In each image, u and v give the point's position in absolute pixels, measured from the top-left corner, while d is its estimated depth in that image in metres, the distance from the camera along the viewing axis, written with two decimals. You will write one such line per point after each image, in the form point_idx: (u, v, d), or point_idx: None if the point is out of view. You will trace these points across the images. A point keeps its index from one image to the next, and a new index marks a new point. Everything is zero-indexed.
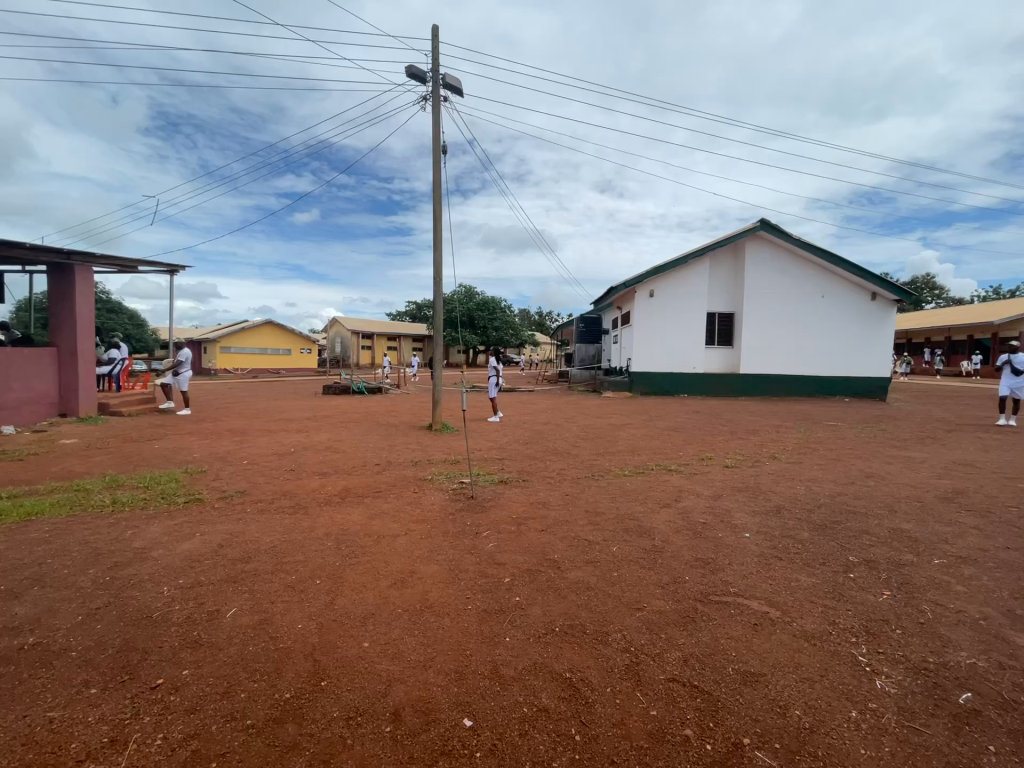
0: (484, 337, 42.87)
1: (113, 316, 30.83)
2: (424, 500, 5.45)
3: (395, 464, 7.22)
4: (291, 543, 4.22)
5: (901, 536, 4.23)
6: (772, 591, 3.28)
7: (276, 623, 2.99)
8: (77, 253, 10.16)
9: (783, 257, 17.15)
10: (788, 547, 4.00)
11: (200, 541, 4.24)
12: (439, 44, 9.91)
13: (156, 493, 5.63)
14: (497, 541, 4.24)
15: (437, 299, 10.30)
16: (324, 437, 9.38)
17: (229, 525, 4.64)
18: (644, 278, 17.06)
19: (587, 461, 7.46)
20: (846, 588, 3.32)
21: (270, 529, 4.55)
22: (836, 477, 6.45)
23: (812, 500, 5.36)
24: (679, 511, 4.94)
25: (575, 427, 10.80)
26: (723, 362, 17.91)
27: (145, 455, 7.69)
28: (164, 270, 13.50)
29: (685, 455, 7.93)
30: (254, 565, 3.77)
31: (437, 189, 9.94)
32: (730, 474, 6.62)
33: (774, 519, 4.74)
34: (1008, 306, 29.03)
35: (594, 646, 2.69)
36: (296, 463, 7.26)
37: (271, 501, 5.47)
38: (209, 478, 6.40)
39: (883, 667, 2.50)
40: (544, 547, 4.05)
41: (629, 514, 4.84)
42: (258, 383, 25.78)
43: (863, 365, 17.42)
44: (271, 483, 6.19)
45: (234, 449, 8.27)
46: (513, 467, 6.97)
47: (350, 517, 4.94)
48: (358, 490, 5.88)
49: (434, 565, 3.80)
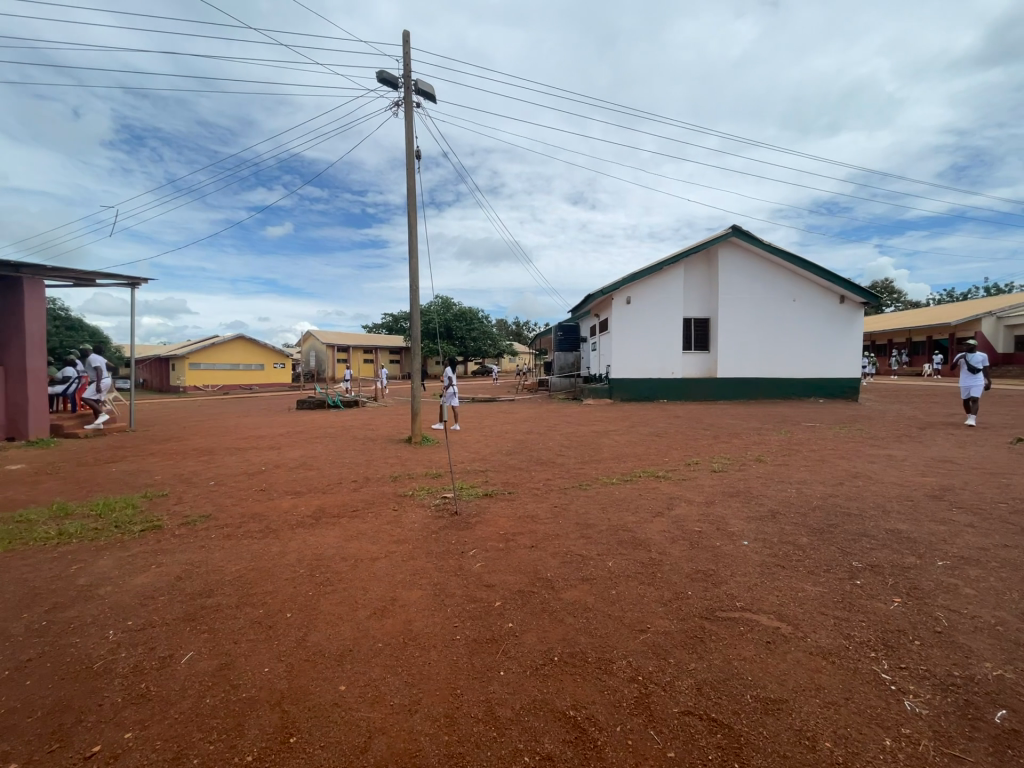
0: (462, 348, 42.61)
1: (73, 333, 29.38)
2: (405, 518, 5.14)
3: (372, 480, 6.85)
4: (260, 571, 3.86)
5: (901, 538, 4.11)
6: (781, 603, 3.10)
7: (239, 667, 2.64)
8: (26, 266, 9.52)
9: (756, 262, 17.45)
10: (789, 554, 3.84)
11: (156, 574, 3.83)
12: (410, 50, 9.72)
13: (110, 522, 5.14)
14: (485, 560, 3.95)
15: (414, 308, 10.02)
16: (297, 454, 8.91)
17: (190, 555, 4.23)
18: (622, 285, 17.09)
19: (574, 470, 7.22)
20: (855, 596, 3.17)
21: (236, 557, 4.16)
22: (824, 478, 6.38)
23: (806, 503, 5.23)
24: (673, 520, 4.74)
25: (559, 435, 10.57)
26: (701, 366, 18.05)
27: (100, 480, 7.11)
28: (124, 283, 12.84)
29: (672, 461, 7.77)
30: (216, 599, 3.39)
31: (412, 196, 9.71)
32: (720, 479, 6.47)
33: (770, 524, 4.58)
34: (963, 307, 30.40)
35: (597, 677, 2.44)
36: (266, 483, 6.80)
37: (238, 525, 5.05)
38: (170, 503, 5.91)
39: (910, 685, 2.33)
40: (536, 565, 3.79)
41: (623, 524, 4.63)
42: (230, 400, 24.99)
43: (835, 366, 17.80)
44: (239, 506, 5.75)
45: (200, 469, 7.75)
46: (498, 480, 6.69)
47: (325, 539, 4.59)
48: (333, 510, 5.49)
49: (418, 591, 3.49)
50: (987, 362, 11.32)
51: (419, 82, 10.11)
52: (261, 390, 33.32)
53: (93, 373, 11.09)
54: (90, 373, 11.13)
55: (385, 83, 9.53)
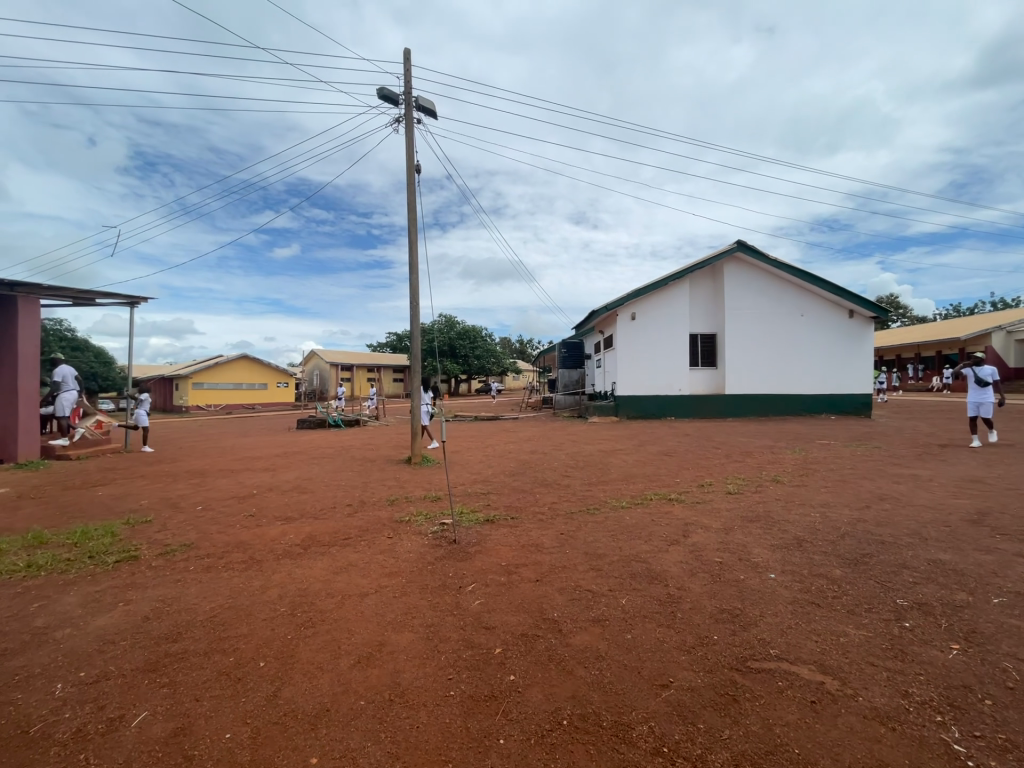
0: (466, 366, 42.46)
1: (77, 354, 29.42)
2: (399, 547, 4.75)
3: (367, 505, 6.47)
4: (237, 610, 3.50)
5: (946, 571, 3.70)
6: (821, 652, 2.70)
7: (197, 733, 2.28)
8: (21, 285, 9.38)
9: (761, 277, 17.22)
10: (824, 590, 3.43)
11: (123, 613, 3.48)
12: (411, 67, 9.71)
13: (83, 552, 4.79)
14: (484, 597, 3.59)
15: (415, 326, 9.77)
16: (292, 476, 8.56)
17: (164, 590, 3.89)
18: (626, 300, 16.86)
19: (581, 493, 6.81)
20: (906, 643, 2.78)
21: (212, 593, 3.81)
22: (849, 501, 5.94)
23: (834, 529, 4.81)
24: (690, 549, 4.35)
25: (564, 455, 10.16)
26: (708, 382, 17.70)
27: (85, 505, 6.78)
28: (124, 302, 12.70)
29: (684, 483, 7.34)
30: (183, 645, 3.03)
31: (412, 213, 9.56)
32: (738, 503, 6.05)
33: (797, 554, 4.17)
34: (972, 321, 29.98)
35: (614, 750, 2.06)
36: (257, 508, 6.45)
37: (220, 556, 4.69)
38: (152, 530, 5.57)
39: (990, 761, 1.94)
40: (542, 603, 3.42)
41: (635, 555, 4.23)
42: (231, 419, 24.73)
43: (846, 381, 17.40)
44: (224, 533, 5.39)
45: (189, 493, 7.40)
46: (500, 504, 6.30)
47: (312, 572, 4.23)
48: (324, 538, 5.12)
49: (409, 634, 3.12)
50: (996, 375, 10.73)
51: (420, 100, 10.05)
52: (263, 410, 33.15)
53: (54, 385, 10.51)
54: (51, 385, 10.57)
55: (386, 100, 9.48)
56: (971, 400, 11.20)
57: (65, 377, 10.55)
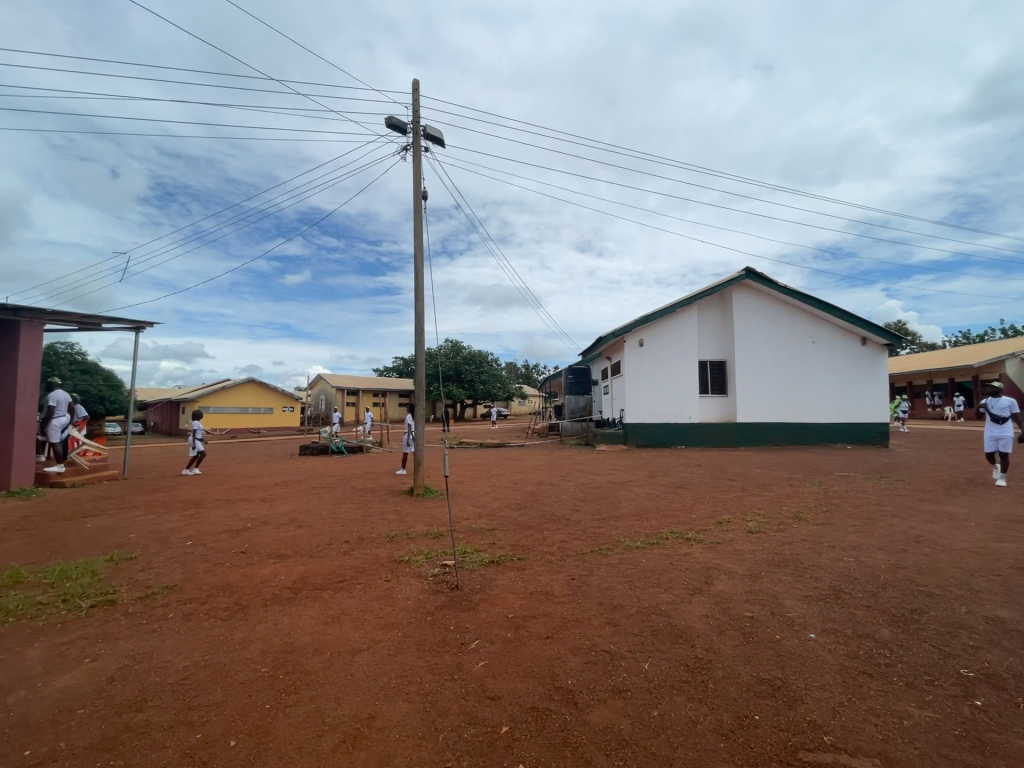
0: (472, 391, 42.28)
1: (87, 377, 29.52)
2: (397, 593, 4.37)
3: (365, 542, 6.07)
4: (213, 671, 3.14)
5: (1010, 633, 3.28)
6: (885, 741, 2.30)
7: None
8: (26, 310, 9.34)
9: (770, 304, 17.02)
10: (874, 658, 3.02)
11: (88, 672, 3.14)
12: (419, 97, 9.82)
13: (58, 595, 4.45)
14: (488, 657, 3.21)
15: (420, 353, 9.56)
16: (289, 508, 8.19)
17: (137, 643, 3.55)
18: (634, 327, 16.66)
19: (592, 531, 6.37)
20: (982, 729, 2.38)
21: (190, 647, 3.46)
22: (883, 545, 5.47)
23: (873, 579, 4.37)
24: (715, 601, 3.94)
25: (572, 486, 9.75)
26: (719, 410, 17.33)
27: (71, 539, 6.45)
28: (130, 327, 12.66)
29: (702, 520, 6.87)
30: (148, 717, 2.67)
31: (419, 240, 9.47)
32: (762, 544, 5.60)
33: (835, 608, 3.76)
34: (985, 349, 29.55)
35: None
36: (248, 545, 6.07)
37: (203, 601, 4.33)
38: (136, 569, 5.21)
39: None
40: (554, 668, 3.02)
41: (655, 607, 3.84)
42: (234, 444, 24.49)
43: (861, 410, 16.94)
44: (211, 574, 5.03)
45: (180, 527, 7.04)
46: (506, 542, 5.89)
47: (300, 621, 3.87)
48: (316, 581, 4.74)
49: (404, 703, 2.75)
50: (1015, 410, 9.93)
51: (428, 129, 10.11)
52: (268, 434, 32.91)
53: (47, 410, 10.25)
54: (43, 410, 10.30)
55: (394, 129, 9.52)
56: (989, 435, 10.45)
57: (59, 401, 10.32)
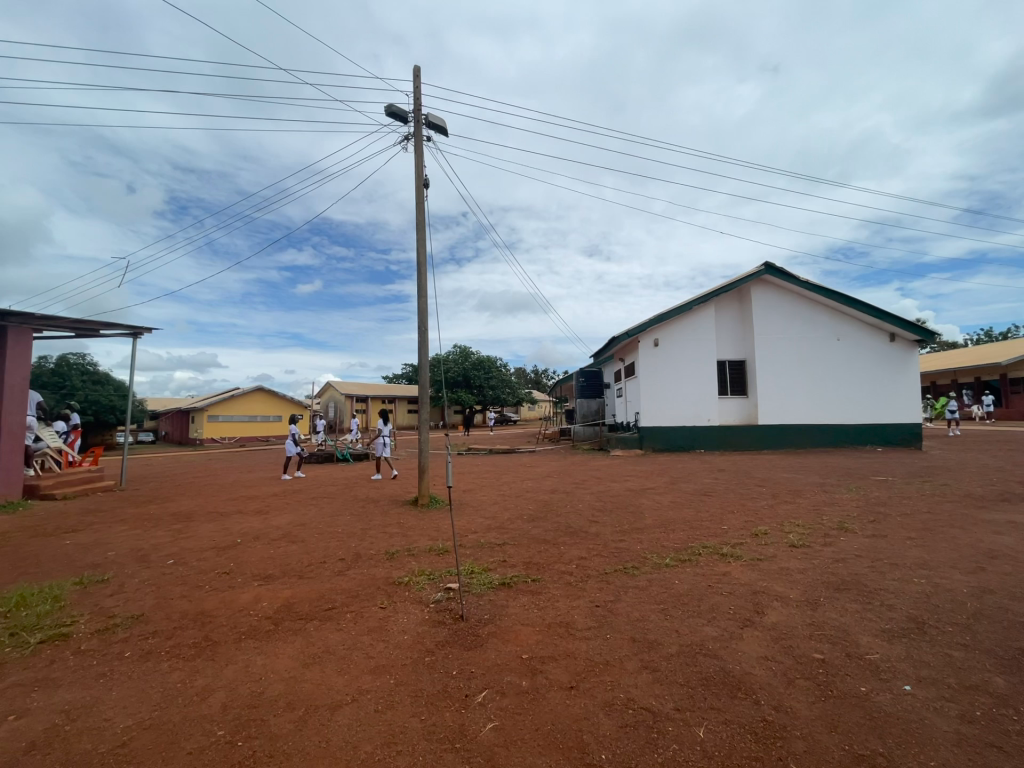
0: (481, 396, 41.78)
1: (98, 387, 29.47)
2: (394, 626, 3.73)
3: (362, 560, 5.45)
4: (157, 734, 2.53)
5: None
6: None
7: None
8: (14, 316, 8.95)
9: (791, 299, 16.22)
10: (1003, 728, 2.30)
11: (5, 737, 2.55)
12: (421, 83, 9.30)
13: (6, 628, 3.89)
14: (498, 717, 2.56)
15: (424, 353, 8.93)
16: (284, 521, 7.62)
17: (76, 694, 2.95)
18: (648, 326, 15.97)
19: (613, 546, 5.68)
20: None
21: (136, 701, 2.85)
22: (955, 561, 4.74)
23: (958, 608, 3.65)
24: (773, 636, 3.26)
25: (588, 494, 9.10)
26: (739, 412, 16.52)
27: (43, 559, 5.92)
28: (127, 334, 12.27)
29: (735, 533, 6.15)
30: None
31: (421, 232, 8.95)
32: (812, 562, 4.87)
33: (926, 649, 3.04)
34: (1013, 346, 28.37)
35: None
36: (234, 564, 5.51)
37: (168, 635, 3.73)
38: (105, 594, 4.65)
39: None
40: (582, 734, 2.37)
41: (701, 647, 3.15)
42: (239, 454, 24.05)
43: (891, 409, 16.03)
44: (186, 600, 4.44)
45: (165, 543, 6.51)
46: (518, 559, 5.24)
47: (276, 662, 3.25)
48: (302, 609, 4.13)
49: None
50: None
51: (432, 119, 9.59)
52: None
53: None
54: None
55: (395, 117, 9.02)
56: None
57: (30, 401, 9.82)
